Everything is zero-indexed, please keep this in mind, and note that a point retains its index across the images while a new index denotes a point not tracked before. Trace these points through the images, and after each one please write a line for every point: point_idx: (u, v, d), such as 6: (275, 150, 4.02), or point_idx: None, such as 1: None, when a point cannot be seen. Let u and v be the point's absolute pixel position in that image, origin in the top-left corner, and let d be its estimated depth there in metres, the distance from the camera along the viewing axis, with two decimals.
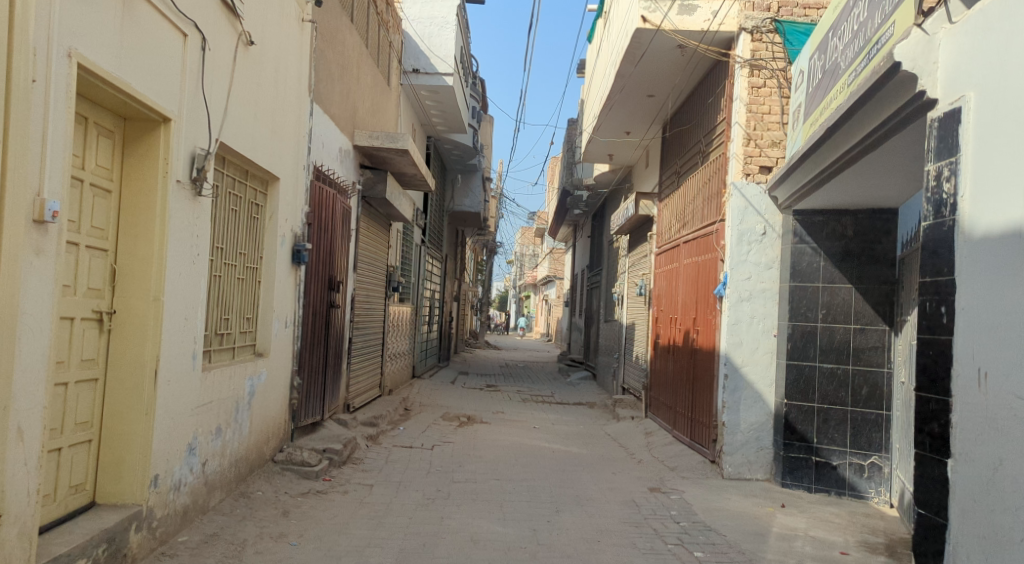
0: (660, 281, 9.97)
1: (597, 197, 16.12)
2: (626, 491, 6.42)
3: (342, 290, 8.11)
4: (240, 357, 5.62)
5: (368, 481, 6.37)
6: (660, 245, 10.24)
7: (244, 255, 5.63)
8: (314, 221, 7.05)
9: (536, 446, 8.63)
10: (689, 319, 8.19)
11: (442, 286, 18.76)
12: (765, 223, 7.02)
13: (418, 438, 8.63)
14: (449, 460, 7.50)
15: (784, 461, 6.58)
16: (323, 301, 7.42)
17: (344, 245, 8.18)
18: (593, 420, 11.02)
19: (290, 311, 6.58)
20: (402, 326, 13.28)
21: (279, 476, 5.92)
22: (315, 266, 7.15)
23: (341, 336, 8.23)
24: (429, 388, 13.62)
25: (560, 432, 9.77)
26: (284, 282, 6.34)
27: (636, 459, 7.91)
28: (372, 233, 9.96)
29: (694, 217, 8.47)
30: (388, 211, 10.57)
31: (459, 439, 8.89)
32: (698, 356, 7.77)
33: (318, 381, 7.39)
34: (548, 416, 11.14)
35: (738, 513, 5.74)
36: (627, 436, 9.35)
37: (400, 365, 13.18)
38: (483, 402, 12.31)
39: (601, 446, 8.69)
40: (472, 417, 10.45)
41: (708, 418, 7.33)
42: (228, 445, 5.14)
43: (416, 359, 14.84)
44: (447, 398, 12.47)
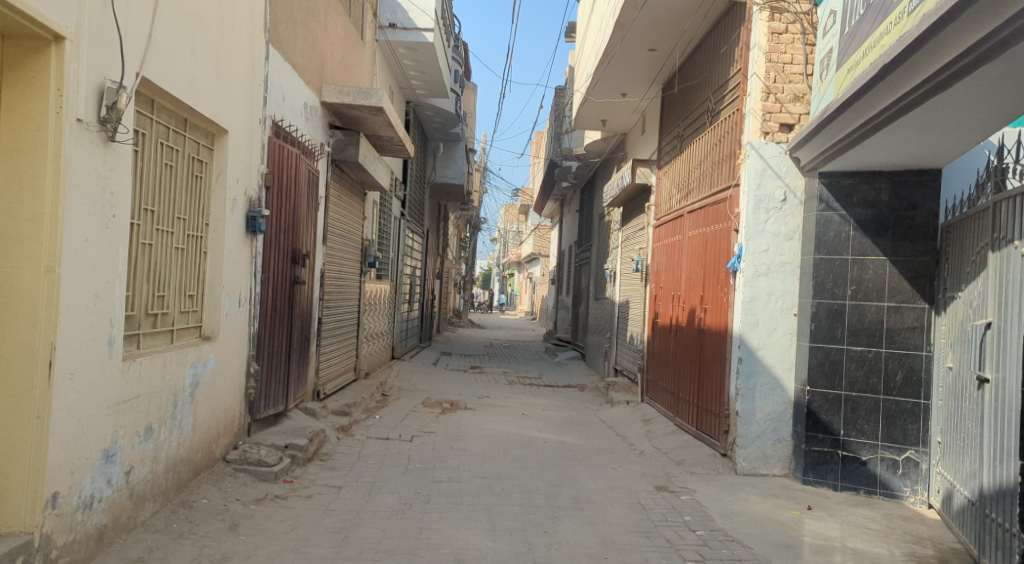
0: (660, 255, 9.17)
1: (587, 167, 15.29)
2: (629, 492, 5.66)
3: (308, 265, 7.25)
4: (180, 341, 4.76)
5: (336, 483, 5.55)
6: (660, 216, 9.44)
7: (183, 221, 4.76)
8: (274, 185, 6.18)
9: (525, 436, 7.85)
10: (695, 297, 7.41)
11: (424, 262, 17.91)
12: (785, 188, 6.24)
13: (395, 428, 7.82)
14: (429, 454, 6.70)
15: (806, 456, 5.85)
16: (285, 277, 6.56)
17: (311, 214, 7.31)
18: (586, 405, 10.26)
19: (245, 288, 5.72)
20: (380, 304, 12.42)
21: (230, 480, 5.09)
22: (275, 236, 6.28)
23: (308, 316, 7.38)
24: (409, 371, 12.79)
25: (550, 419, 8.99)
26: (236, 254, 5.47)
27: (636, 452, 7.15)
28: (344, 202, 9.07)
29: (701, 184, 7.67)
30: (362, 179, 9.67)
31: (440, 428, 8.09)
32: (706, 338, 7.01)
33: (281, 366, 6.55)
34: (537, 402, 10.36)
35: (760, 518, 5.00)
36: (623, 423, 8.59)
37: (378, 346, 12.33)
38: (467, 386, 11.51)
39: (596, 436, 7.93)
40: (455, 403, 9.67)
41: (718, 407, 6.58)
42: (162, 447, 4.30)
43: (395, 340, 14.02)
44: (429, 382, 11.68)
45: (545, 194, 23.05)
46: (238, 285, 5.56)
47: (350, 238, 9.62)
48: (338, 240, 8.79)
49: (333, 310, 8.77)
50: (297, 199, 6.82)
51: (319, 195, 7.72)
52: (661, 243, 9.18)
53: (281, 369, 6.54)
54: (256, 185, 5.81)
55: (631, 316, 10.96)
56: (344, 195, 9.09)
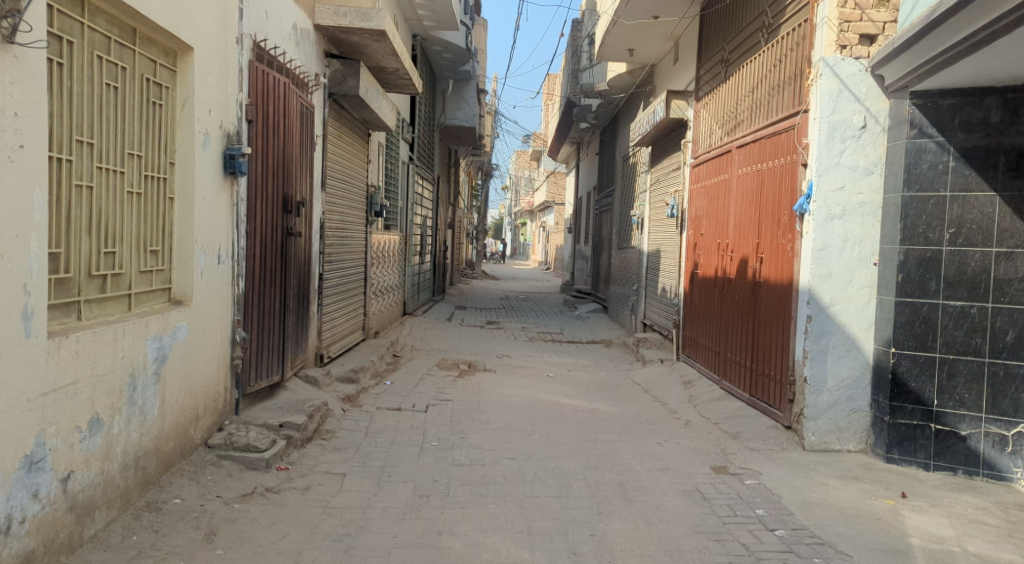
0: (701, 199, 8.17)
1: (609, 106, 14.17)
2: (683, 476, 4.81)
3: (303, 214, 6.32)
4: (140, 308, 3.87)
5: (339, 469, 4.72)
6: (701, 154, 8.39)
7: (136, 158, 3.82)
8: (256, 118, 5.21)
9: (554, 403, 7.01)
10: (749, 244, 6.45)
11: (435, 211, 16.97)
12: (865, 113, 5.21)
13: (408, 395, 6.99)
14: (447, 429, 5.88)
15: (891, 430, 4.98)
16: (275, 226, 5.63)
17: (304, 155, 6.35)
18: (616, 364, 9.39)
19: (224, 241, 4.80)
20: (389, 257, 11.52)
21: (212, 471, 4.26)
22: (259, 180, 5.33)
23: (305, 273, 6.48)
24: (422, 328, 11.96)
25: (579, 382, 8.14)
26: (210, 200, 4.54)
27: (681, 422, 6.28)
28: (345, 144, 8.08)
29: (754, 113, 6.62)
30: (364, 117, 8.66)
31: (458, 395, 7.26)
32: (763, 292, 6.07)
33: (274, 332, 5.68)
34: (562, 361, 9.50)
35: (848, 511, 4.15)
36: (661, 386, 7.71)
37: (388, 302, 11.47)
38: (485, 344, 10.69)
39: (633, 402, 7.07)
40: (473, 365, 8.85)
41: (778, 371, 5.68)
42: (118, 441, 3.47)
43: (407, 295, 13.18)
44: (444, 340, 10.85)
45: (561, 137, 21.86)
46: (215, 239, 4.65)
47: (354, 184, 8.65)
48: (338, 185, 7.83)
49: (336, 264, 7.87)
50: (287, 135, 5.85)
51: (314, 134, 6.75)
52: (703, 185, 8.16)
53: (273, 335, 5.66)
54: (234, 117, 4.85)
55: (664, 267, 10.01)
56: (345, 136, 8.10)
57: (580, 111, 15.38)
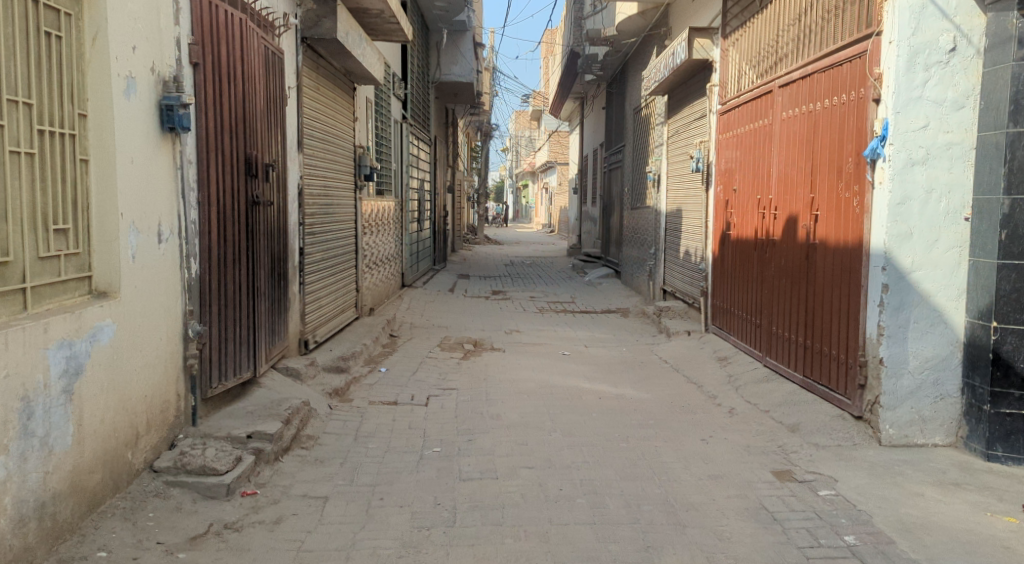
0: (733, 150, 7.18)
1: (617, 53, 13.08)
2: (741, 486, 3.93)
3: (273, 179, 5.36)
4: (40, 309, 2.92)
5: (320, 491, 3.85)
6: (731, 99, 7.38)
7: (22, 106, 2.85)
8: (203, 61, 4.22)
9: (572, 390, 6.13)
10: (799, 201, 5.49)
11: (434, 175, 15.98)
12: (955, 32, 4.21)
13: (406, 386, 6.12)
14: (452, 429, 5.01)
15: (993, 423, 4.11)
16: (237, 195, 4.69)
17: (272, 108, 5.37)
18: (636, 338, 8.51)
19: (167, 213, 3.85)
20: (383, 225, 10.58)
21: (155, 506, 3.37)
22: (212, 139, 4.36)
23: (279, 249, 5.55)
24: (422, 302, 11.06)
25: (598, 362, 7.26)
26: (143, 163, 3.58)
27: (723, 411, 5.39)
28: (325, 99, 7.08)
29: (801, 45, 5.61)
30: (347, 68, 7.65)
31: (464, 382, 6.39)
32: (819, 255, 5.12)
33: (241, 321, 4.77)
34: (577, 336, 8.61)
35: (962, 535, 3.27)
36: (692, 364, 6.83)
37: (384, 276, 10.56)
38: (492, 319, 9.80)
39: (663, 387, 6.18)
40: (479, 344, 7.97)
41: (842, 350, 4.76)
42: (6, 490, 2.57)
43: (405, 266, 12.26)
44: (446, 315, 9.96)
45: (564, 93, 20.74)
46: (153, 211, 3.69)
47: (338, 145, 7.67)
48: (318, 145, 6.85)
49: (319, 237, 6.93)
50: (248, 84, 4.87)
51: (284, 84, 5.76)
52: (735, 134, 7.16)
53: (240, 325, 4.76)
54: (171, 58, 3.86)
55: (686, 228, 9.07)
56: (325, 89, 7.09)
57: (585, 62, 14.31)
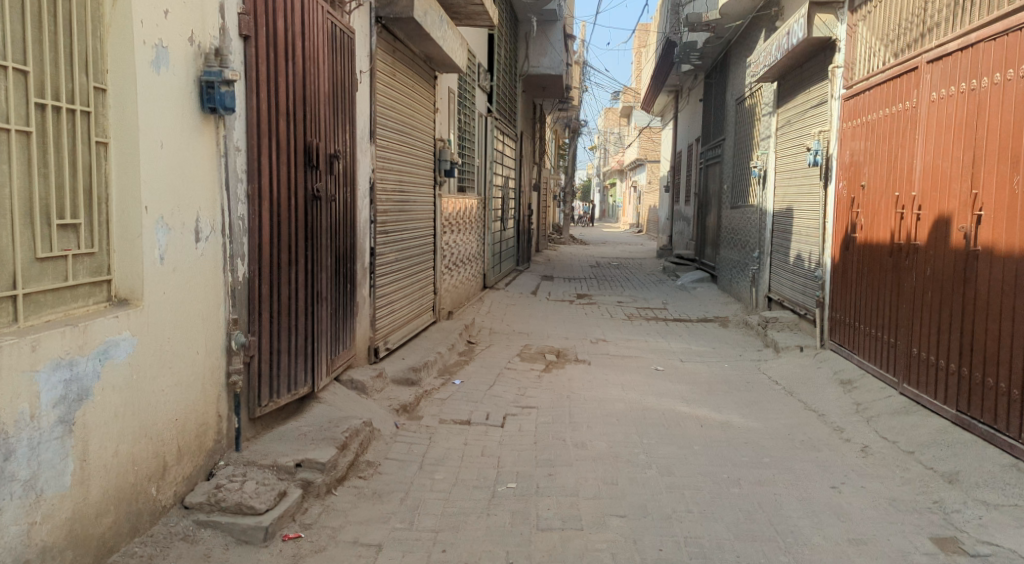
0: (862, 140, 6.24)
1: (719, 40, 12.13)
2: (894, 560, 3.10)
3: (339, 172, 4.84)
4: (35, 321, 2.42)
5: (374, 537, 3.26)
6: (860, 82, 6.43)
7: (12, 73, 2.35)
8: (256, 34, 3.70)
9: (670, 414, 5.37)
10: (954, 199, 4.56)
11: (519, 172, 15.39)
12: None
13: (482, 403, 5.51)
14: (531, 459, 4.35)
15: None
16: (295, 187, 4.17)
17: (339, 93, 4.85)
18: (740, 352, 7.63)
19: (206, 207, 3.34)
20: (465, 224, 10.04)
21: (179, 553, 2.84)
22: (266, 124, 3.84)
23: (344, 249, 5.03)
24: (504, 305, 10.47)
25: (698, 380, 6.45)
26: (177, 148, 3.06)
27: (853, 450, 4.52)
28: (403, 86, 6.56)
29: (959, 10, 4.67)
30: (428, 54, 7.12)
31: (546, 400, 5.72)
32: (983, 265, 4.20)
33: (298, 329, 4.26)
34: (672, 349, 7.80)
35: None
36: (808, 387, 5.94)
37: (465, 277, 10.02)
38: (578, 326, 9.10)
39: (777, 414, 5.34)
40: (563, 356, 7.29)
41: (1016, 384, 3.83)
42: None
43: (487, 267, 11.70)
44: (529, 320, 9.33)
45: (657, 86, 19.79)
46: (189, 205, 3.18)
47: (417, 137, 7.15)
48: (394, 136, 6.34)
49: (393, 236, 6.41)
50: (311, 63, 4.35)
51: (355, 67, 5.25)
52: (864, 122, 6.22)
53: (296, 334, 4.24)
54: (215, 27, 3.35)
55: (798, 230, 8.12)
56: (403, 76, 6.56)
57: (682, 51, 13.44)
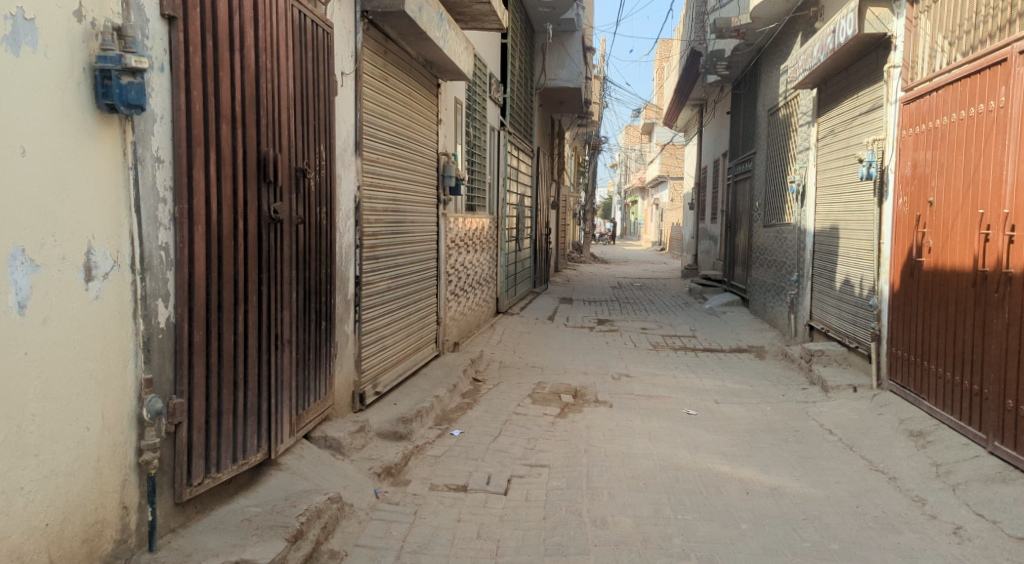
0: (929, 148, 5.34)
1: (750, 46, 11.29)
2: None
3: (307, 188, 4.04)
4: None
5: None
6: (925, 82, 5.53)
7: None
8: (184, 14, 2.91)
9: (707, 476, 4.48)
10: None
11: (536, 188, 14.57)
12: None
13: (483, 461, 4.66)
14: (537, 545, 3.50)
15: None
16: (245, 207, 3.36)
17: (308, 96, 4.05)
18: (781, 390, 6.73)
19: (105, 234, 2.57)
20: (475, 245, 9.22)
21: None
22: (201, 129, 3.05)
23: (315, 279, 4.22)
24: (517, 333, 9.62)
25: (737, 427, 5.55)
26: (48, 160, 2.33)
27: (943, 532, 3.61)
28: (398, 92, 5.77)
29: None
30: (428, 57, 6.34)
31: (559, 456, 4.86)
32: None
33: (249, 383, 3.44)
34: (704, 386, 6.91)
35: None
36: (869, 439, 5.03)
37: (475, 303, 9.19)
38: (598, 357, 8.23)
39: (836, 476, 4.44)
40: (580, 396, 6.42)
41: None
42: None
43: (501, 290, 10.86)
44: (543, 352, 8.46)
45: (680, 99, 18.97)
46: (73, 233, 2.42)
47: (416, 150, 6.36)
48: (386, 148, 5.54)
49: (385, 262, 5.60)
50: (269, 57, 3.56)
51: (333, 65, 4.46)
52: (930, 128, 5.33)
53: (245, 389, 3.42)
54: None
55: (845, 251, 7.21)
56: (398, 80, 5.77)
57: (708, 61, 12.61)
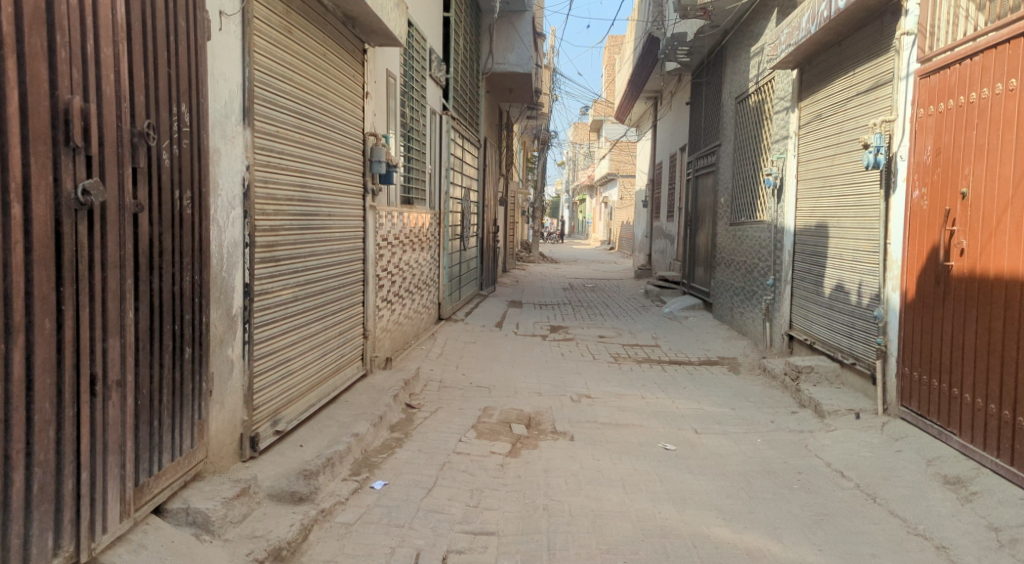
0: (959, 128, 4.40)
1: (716, 27, 10.43)
2: None
3: (157, 162, 2.85)
4: None
5: None
6: (949, 48, 4.58)
7: None
8: None
9: (704, 547, 3.43)
10: None
11: (483, 182, 13.43)
12: None
13: (411, 530, 3.52)
14: None
15: None
16: (23, 183, 2.19)
17: (160, 31, 2.86)
18: (768, 415, 5.75)
19: None
20: (413, 242, 8.04)
21: None
22: None
23: (175, 291, 3.02)
24: (461, 343, 8.48)
25: (727, 468, 4.53)
26: None
27: None
28: (307, 51, 4.58)
29: None
30: (347, 12, 5.15)
31: (512, 516, 3.76)
32: None
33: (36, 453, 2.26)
34: (679, 410, 5.89)
35: None
36: (894, 486, 4.05)
37: (413, 310, 8.02)
38: (554, 373, 7.16)
39: (868, 544, 3.44)
40: (535, 426, 5.33)
41: None
42: None
43: (443, 295, 9.69)
44: (491, 366, 7.35)
45: (634, 91, 18.11)
46: None
47: (334, 128, 5.17)
48: (289, 122, 4.35)
49: (289, 266, 4.40)
50: None
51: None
52: (960, 103, 4.39)
53: (28, 463, 2.24)
54: None
55: (836, 253, 6.29)
56: (307, 35, 4.58)
57: (668, 45, 11.71)
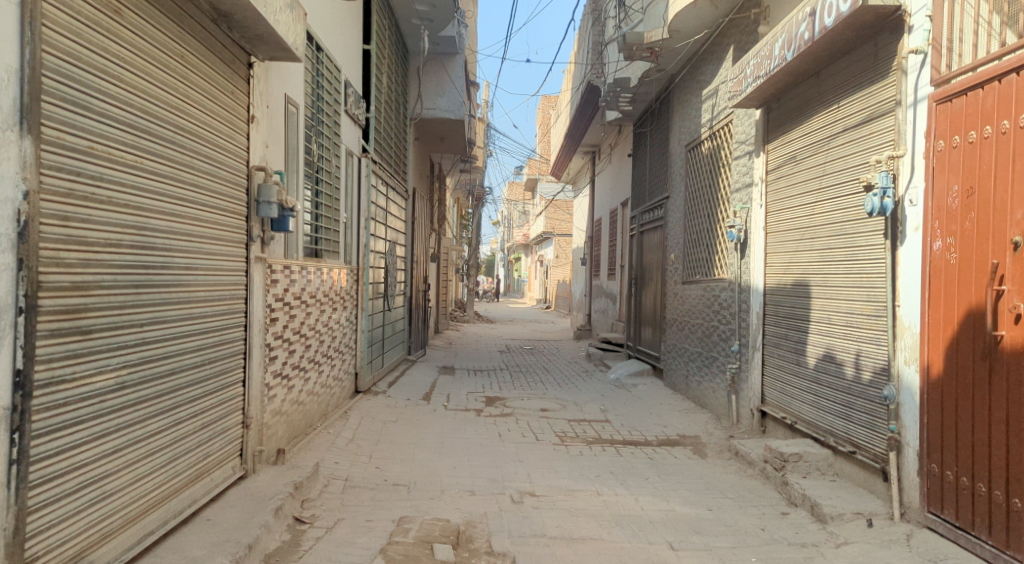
0: (1001, 161, 3.51)
1: (663, 71, 9.69)
2: None
3: None
4: None
5: None
6: (975, 65, 3.71)
7: None
8: None
9: None
10: None
11: (411, 236, 12.23)
12: None
13: None
14: None
15: None
16: None
17: None
18: (755, 519, 4.61)
19: None
20: (322, 303, 6.75)
21: None
22: None
23: None
24: (378, 422, 7.14)
25: None
26: None
27: None
28: (151, 46, 3.39)
29: None
30: (216, 6, 3.98)
31: None
32: None
33: None
34: (646, 514, 4.69)
35: None
36: None
37: (320, 386, 6.65)
38: (489, 462, 5.88)
39: None
40: (465, 547, 4.05)
41: None
42: None
43: (360, 363, 8.35)
44: (412, 453, 6.04)
45: (570, 145, 17.37)
46: None
47: (197, 154, 3.92)
48: (113, 137, 3.11)
49: (110, 341, 3.10)
50: None
51: None
52: (1003, 129, 3.51)
53: None
54: None
55: (822, 315, 5.31)
56: (151, 26, 3.41)
57: (610, 91, 10.93)
